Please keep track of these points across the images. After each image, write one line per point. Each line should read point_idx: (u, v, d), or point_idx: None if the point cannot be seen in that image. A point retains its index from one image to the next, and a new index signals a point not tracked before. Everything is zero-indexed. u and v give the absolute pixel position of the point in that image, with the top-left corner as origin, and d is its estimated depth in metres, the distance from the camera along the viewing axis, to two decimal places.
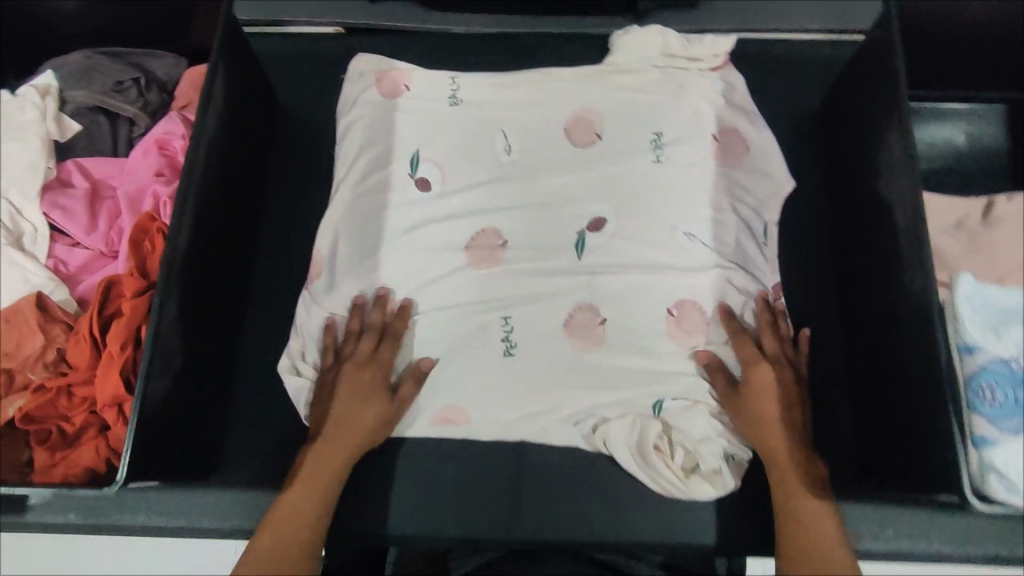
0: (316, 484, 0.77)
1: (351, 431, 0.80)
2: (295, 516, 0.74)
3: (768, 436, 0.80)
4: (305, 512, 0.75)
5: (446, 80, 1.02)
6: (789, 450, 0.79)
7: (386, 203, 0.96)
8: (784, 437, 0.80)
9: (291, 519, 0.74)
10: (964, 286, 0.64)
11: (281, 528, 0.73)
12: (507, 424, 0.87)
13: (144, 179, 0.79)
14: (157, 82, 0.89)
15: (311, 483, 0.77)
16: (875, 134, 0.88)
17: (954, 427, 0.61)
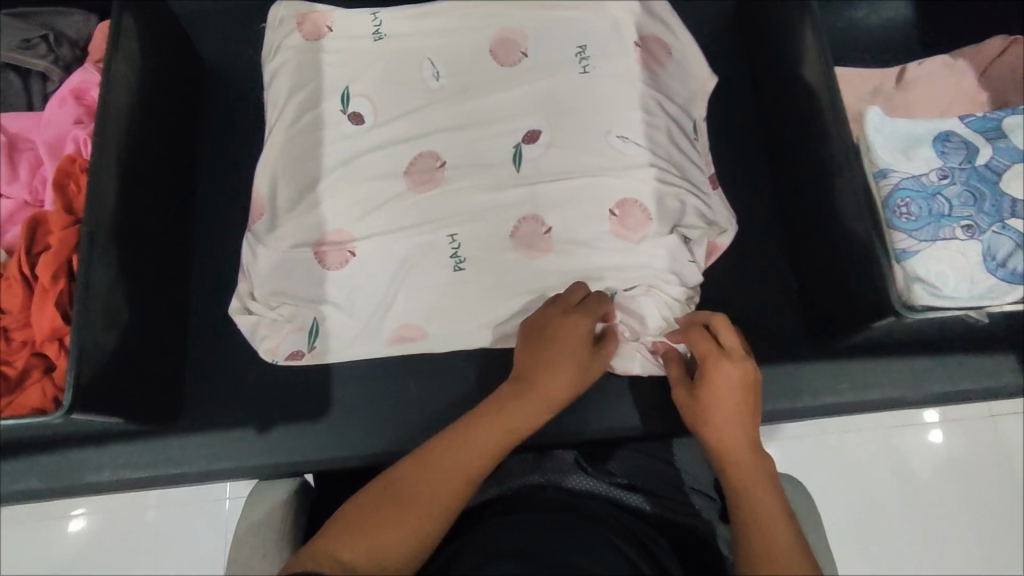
0: (475, 448, 0.63)
1: (545, 389, 0.69)
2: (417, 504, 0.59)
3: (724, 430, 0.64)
4: (461, 466, 0.61)
5: (367, 17, 0.99)
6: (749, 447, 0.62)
7: (321, 140, 0.93)
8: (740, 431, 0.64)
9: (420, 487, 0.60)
10: (873, 119, 0.67)
11: (394, 501, 0.59)
12: (465, 340, 0.87)
13: (64, 127, 0.78)
14: (68, 39, 0.87)
15: (466, 440, 0.63)
16: (787, 15, 0.90)
17: (878, 246, 0.63)
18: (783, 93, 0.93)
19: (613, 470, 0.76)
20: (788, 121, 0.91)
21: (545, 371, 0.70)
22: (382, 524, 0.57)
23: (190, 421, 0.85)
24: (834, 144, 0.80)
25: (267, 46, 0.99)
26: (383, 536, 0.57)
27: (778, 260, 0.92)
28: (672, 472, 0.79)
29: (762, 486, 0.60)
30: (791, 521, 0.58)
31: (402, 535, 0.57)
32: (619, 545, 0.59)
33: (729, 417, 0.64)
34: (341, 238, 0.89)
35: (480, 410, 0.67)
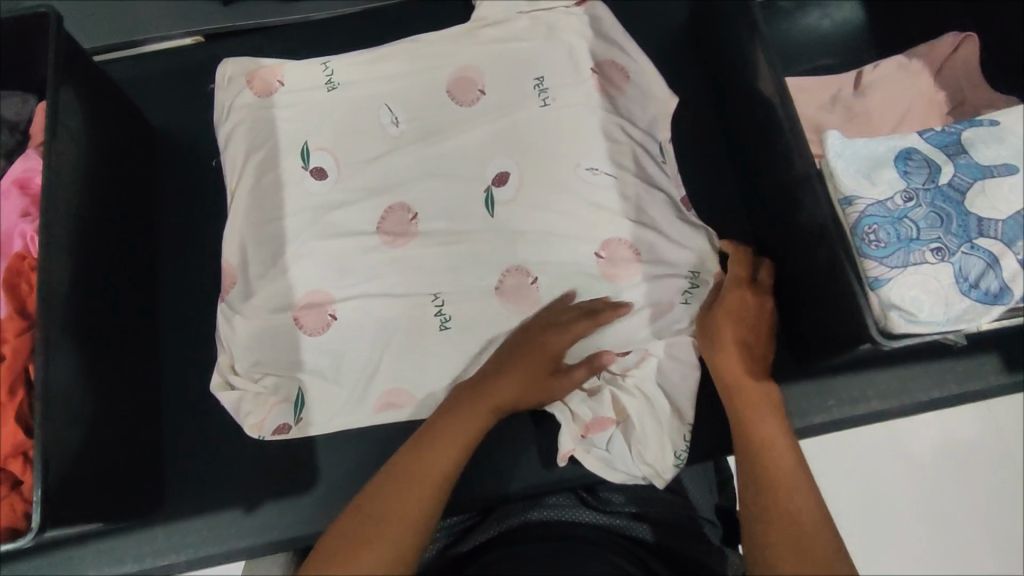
0: (431, 469, 0.68)
1: (510, 385, 0.77)
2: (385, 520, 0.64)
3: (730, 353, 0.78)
4: (420, 478, 0.67)
5: (318, 67, 0.97)
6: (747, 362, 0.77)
7: (282, 201, 0.90)
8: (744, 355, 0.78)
9: (381, 521, 0.64)
10: (833, 144, 0.67)
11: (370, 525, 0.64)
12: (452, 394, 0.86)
13: (10, 221, 0.75)
14: (7, 125, 0.84)
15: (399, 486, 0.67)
16: (740, 32, 0.90)
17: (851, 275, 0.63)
18: (744, 110, 0.92)
19: (612, 498, 0.82)
20: (752, 139, 0.91)
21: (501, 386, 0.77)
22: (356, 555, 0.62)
23: (174, 508, 0.83)
24: (797, 164, 0.79)
25: (218, 106, 0.97)
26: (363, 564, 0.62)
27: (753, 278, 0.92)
28: (681, 503, 0.82)
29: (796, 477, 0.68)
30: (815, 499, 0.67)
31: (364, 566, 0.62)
32: (613, 559, 0.65)
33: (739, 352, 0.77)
34: (320, 300, 0.87)
35: (440, 428, 0.72)
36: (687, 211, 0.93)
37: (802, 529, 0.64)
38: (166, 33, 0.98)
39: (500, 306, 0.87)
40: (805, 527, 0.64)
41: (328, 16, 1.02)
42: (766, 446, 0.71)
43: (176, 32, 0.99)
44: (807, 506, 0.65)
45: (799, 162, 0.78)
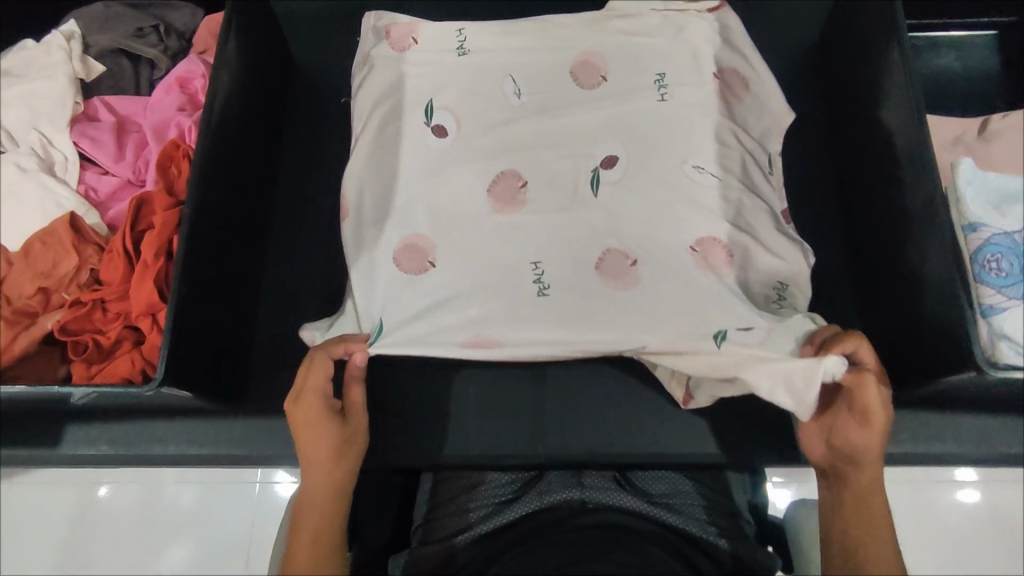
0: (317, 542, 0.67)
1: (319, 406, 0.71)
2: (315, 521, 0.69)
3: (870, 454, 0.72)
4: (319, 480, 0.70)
5: (452, 32, 0.99)
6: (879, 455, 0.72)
7: (400, 148, 0.94)
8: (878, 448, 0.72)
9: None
10: (964, 171, 0.67)
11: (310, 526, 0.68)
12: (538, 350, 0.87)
13: (169, 113, 0.82)
14: (176, 31, 0.92)
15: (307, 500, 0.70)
16: (876, 56, 0.89)
17: (967, 303, 0.65)
18: (861, 137, 0.92)
19: (651, 488, 0.80)
20: (868, 164, 0.91)
21: (329, 458, 0.70)
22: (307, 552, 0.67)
23: (252, 409, 0.86)
24: (915, 194, 0.79)
25: (357, 57, 1.01)
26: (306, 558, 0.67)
27: (841, 305, 0.92)
28: (719, 500, 0.81)
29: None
30: None
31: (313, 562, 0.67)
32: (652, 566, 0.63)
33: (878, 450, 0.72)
34: (423, 245, 0.91)
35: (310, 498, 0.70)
36: (786, 223, 0.93)
37: None
38: None
39: (589, 282, 0.88)
40: None
41: None
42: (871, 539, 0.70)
43: None
44: None
45: (918, 195, 0.78)
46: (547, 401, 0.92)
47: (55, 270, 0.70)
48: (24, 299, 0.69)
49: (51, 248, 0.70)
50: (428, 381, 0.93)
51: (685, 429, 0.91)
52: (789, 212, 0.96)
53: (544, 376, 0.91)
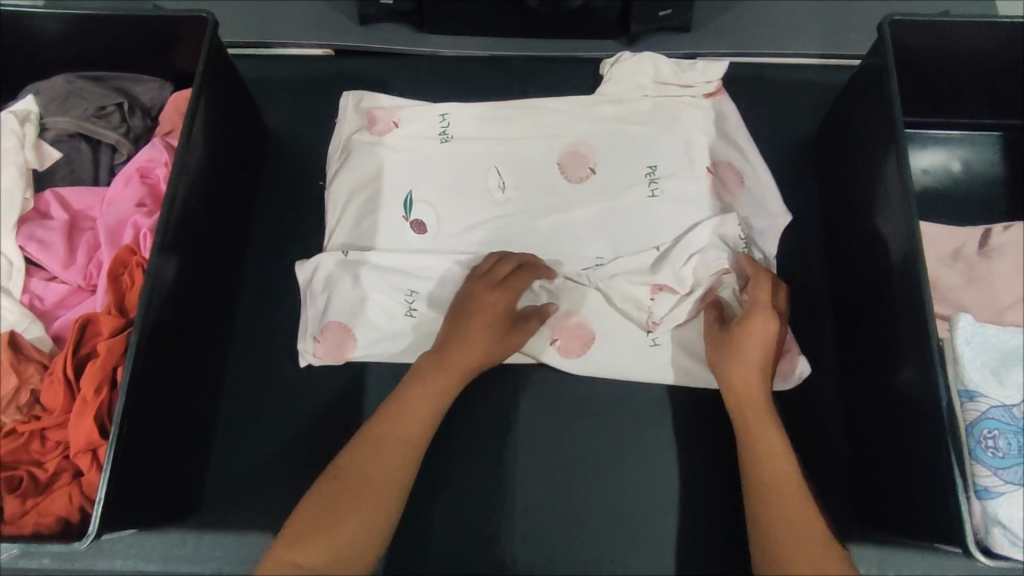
0: (389, 452, 0.72)
1: (479, 318, 0.81)
2: (402, 434, 0.74)
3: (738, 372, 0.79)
4: (430, 392, 0.77)
5: (435, 117, 0.98)
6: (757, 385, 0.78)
7: (378, 243, 0.92)
8: (755, 374, 0.78)
9: (371, 486, 0.70)
10: (964, 327, 0.66)
11: (398, 444, 0.73)
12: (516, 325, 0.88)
13: (125, 210, 0.77)
14: (141, 108, 0.87)
15: (410, 404, 0.76)
16: (872, 164, 0.85)
17: (960, 480, 0.62)
18: (856, 245, 0.88)
19: None
20: (863, 279, 0.86)
21: (478, 351, 0.80)
22: (386, 452, 0.72)
23: (206, 519, 0.82)
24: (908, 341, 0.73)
25: (334, 139, 0.98)
26: (384, 460, 0.71)
27: (829, 427, 0.87)
28: None
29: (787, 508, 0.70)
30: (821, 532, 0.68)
31: (388, 470, 0.71)
32: None
33: (756, 367, 0.78)
34: (342, 335, 0.87)
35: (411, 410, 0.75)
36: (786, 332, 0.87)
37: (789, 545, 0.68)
38: (302, 41, 1.02)
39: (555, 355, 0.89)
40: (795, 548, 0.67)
41: (458, 55, 1.05)
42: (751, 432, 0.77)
43: (312, 41, 1.02)
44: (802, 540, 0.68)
45: (913, 350, 0.72)
46: (517, 524, 0.85)
47: None
48: None
49: None
50: None
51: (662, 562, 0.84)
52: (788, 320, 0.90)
53: (515, 490, 0.87)
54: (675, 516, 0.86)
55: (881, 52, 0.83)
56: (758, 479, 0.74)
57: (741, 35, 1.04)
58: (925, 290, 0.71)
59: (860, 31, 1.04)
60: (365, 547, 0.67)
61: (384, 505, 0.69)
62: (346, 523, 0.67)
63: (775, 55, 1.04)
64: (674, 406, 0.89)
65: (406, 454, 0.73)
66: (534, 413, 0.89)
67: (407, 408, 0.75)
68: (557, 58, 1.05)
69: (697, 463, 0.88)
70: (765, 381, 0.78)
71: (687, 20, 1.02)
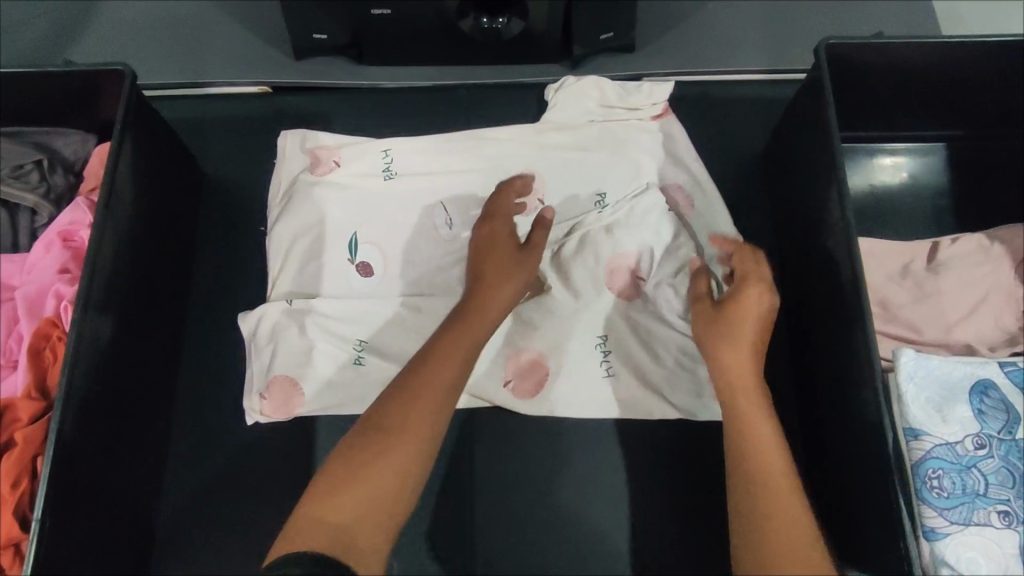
0: (416, 415, 0.65)
1: (514, 272, 0.78)
2: (437, 384, 0.67)
3: (729, 354, 0.73)
4: (467, 344, 0.71)
5: (377, 153, 0.95)
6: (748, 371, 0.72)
7: (322, 289, 0.89)
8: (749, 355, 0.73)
9: (401, 439, 0.64)
10: (907, 363, 0.65)
11: (432, 395, 0.67)
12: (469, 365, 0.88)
13: (47, 278, 0.74)
14: (62, 163, 0.83)
15: (445, 353, 0.70)
16: (815, 186, 0.84)
17: (908, 521, 0.62)
18: (806, 267, 0.88)
19: None
20: (812, 302, 0.85)
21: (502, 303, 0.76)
22: (418, 403, 0.66)
23: None
24: (854, 378, 0.72)
25: (274, 182, 0.95)
26: (419, 413, 0.65)
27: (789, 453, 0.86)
28: None
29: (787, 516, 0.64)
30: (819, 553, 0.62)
31: (422, 422, 0.65)
32: None
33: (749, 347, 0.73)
34: (288, 390, 0.84)
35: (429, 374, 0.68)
36: None
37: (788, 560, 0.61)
38: (235, 79, 0.98)
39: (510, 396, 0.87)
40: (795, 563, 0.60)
41: (399, 86, 1.02)
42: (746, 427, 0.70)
43: (245, 79, 0.98)
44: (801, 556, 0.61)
45: (859, 385, 0.71)
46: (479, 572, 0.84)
47: None
48: None
49: None
50: None
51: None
52: None
53: (476, 537, 0.85)
54: (641, 552, 0.84)
55: (817, 68, 0.82)
56: (749, 482, 0.67)
57: (687, 53, 1.03)
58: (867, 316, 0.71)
59: (805, 45, 1.03)
60: (399, 500, 0.63)
61: (417, 459, 0.64)
62: (379, 475, 0.63)
63: (721, 72, 1.03)
64: (633, 441, 0.88)
65: (441, 410, 0.67)
66: (492, 456, 0.88)
67: (444, 357, 0.69)
68: (501, 85, 1.03)
69: (659, 498, 0.86)
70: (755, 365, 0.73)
71: (630, 41, 1.01)
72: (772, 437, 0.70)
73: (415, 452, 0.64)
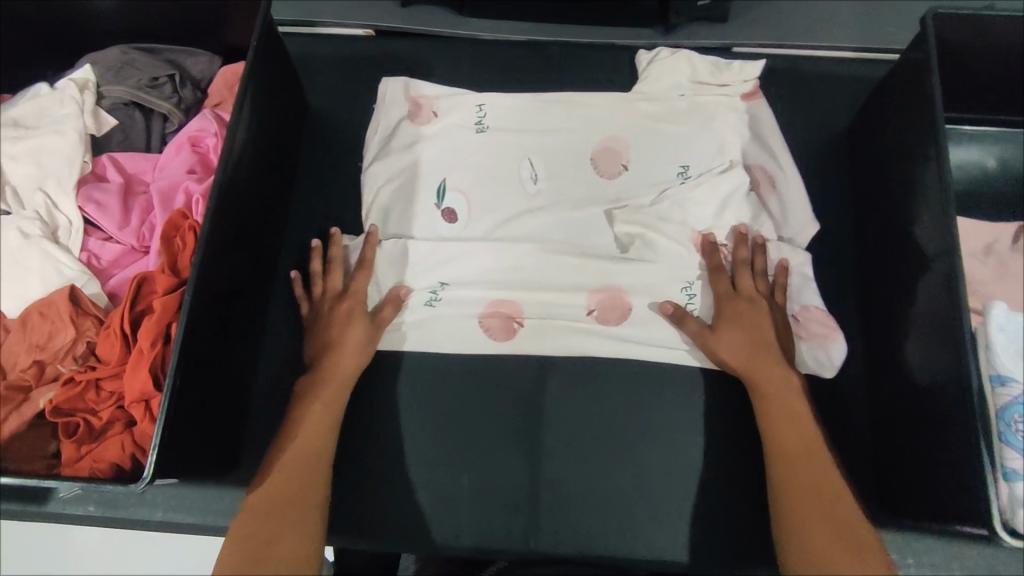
0: (331, 396, 0.82)
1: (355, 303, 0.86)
2: (340, 379, 0.83)
3: (740, 358, 0.83)
4: (353, 344, 0.84)
5: (472, 107, 0.99)
6: (763, 375, 0.82)
7: (414, 219, 0.94)
8: (761, 360, 0.82)
9: (313, 429, 0.79)
10: (999, 316, 0.71)
11: (320, 389, 0.82)
12: (549, 302, 0.91)
13: (177, 175, 0.80)
14: (191, 80, 0.90)
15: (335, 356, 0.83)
16: (906, 159, 0.85)
17: (990, 460, 0.66)
18: (887, 238, 0.88)
19: None
20: (892, 272, 0.86)
21: (352, 331, 0.85)
22: (320, 396, 0.81)
23: (243, 477, 0.85)
24: (933, 335, 0.75)
25: (373, 123, 0.99)
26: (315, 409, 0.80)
27: (856, 415, 0.87)
28: None
29: (812, 504, 0.74)
30: (849, 530, 0.71)
31: (318, 412, 0.80)
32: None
33: (754, 350, 0.83)
34: None
35: (348, 340, 0.84)
36: (802, 329, 0.88)
37: (815, 540, 0.71)
38: (344, 21, 1.05)
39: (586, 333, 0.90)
40: (821, 540, 0.71)
41: (495, 39, 1.06)
42: (764, 420, 0.81)
43: (353, 22, 1.05)
44: (825, 535, 0.71)
45: (936, 342, 0.74)
46: (543, 495, 0.87)
47: (50, 342, 0.68)
48: (20, 371, 0.68)
49: (49, 319, 0.68)
50: (424, 457, 0.88)
51: (687, 542, 0.85)
52: (824, 321, 0.88)
53: (544, 463, 0.88)
54: (703, 495, 0.86)
55: (923, 47, 0.82)
56: (780, 477, 0.77)
57: (779, 26, 1.05)
58: (958, 274, 0.72)
59: (899, 27, 1.04)
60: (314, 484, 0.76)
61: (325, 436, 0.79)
62: (297, 464, 0.76)
63: (812, 46, 1.04)
64: (704, 390, 0.90)
65: (338, 396, 0.82)
66: (563, 391, 0.90)
67: (339, 360, 0.83)
68: (594, 45, 1.06)
69: (724, 449, 0.88)
70: (771, 368, 0.82)
71: (725, 10, 1.03)
72: (796, 425, 0.79)
73: (320, 436, 0.79)
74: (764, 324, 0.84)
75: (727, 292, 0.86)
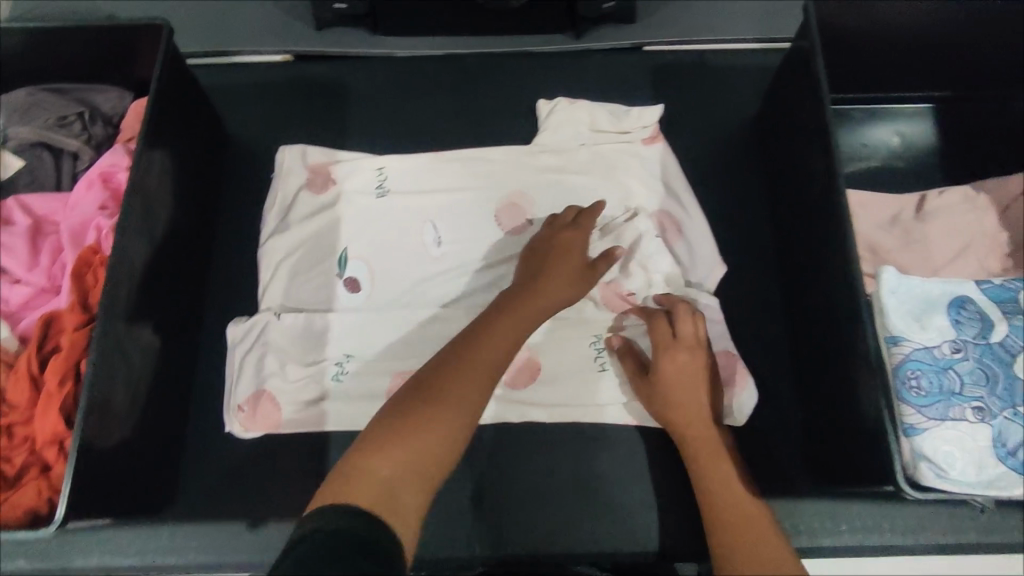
0: (482, 364, 0.67)
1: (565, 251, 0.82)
2: (490, 344, 0.69)
3: (673, 409, 0.80)
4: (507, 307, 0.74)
5: (372, 171, 0.96)
6: (693, 424, 0.80)
7: (338, 241, 0.93)
8: (691, 410, 0.80)
9: (451, 390, 0.63)
10: (889, 279, 0.73)
11: (468, 360, 0.67)
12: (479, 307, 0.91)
13: (88, 213, 0.79)
14: (102, 116, 0.89)
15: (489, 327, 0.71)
16: (804, 141, 0.89)
17: (891, 419, 0.69)
18: (797, 219, 0.91)
19: None
20: (804, 250, 0.89)
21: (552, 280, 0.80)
22: (461, 360, 0.66)
23: (178, 511, 0.83)
24: (840, 305, 0.78)
25: (271, 193, 0.96)
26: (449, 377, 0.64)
27: (783, 391, 0.90)
28: None
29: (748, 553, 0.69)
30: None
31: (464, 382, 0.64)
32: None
33: (688, 398, 0.80)
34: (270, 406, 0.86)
35: (535, 301, 0.77)
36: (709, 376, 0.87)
37: None
38: (259, 48, 1.05)
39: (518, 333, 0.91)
40: None
41: (412, 54, 1.08)
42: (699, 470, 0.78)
43: (268, 48, 1.05)
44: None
45: (843, 312, 0.77)
46: (487, 497, 0.87)
47: None
48: None
49: None
50: None
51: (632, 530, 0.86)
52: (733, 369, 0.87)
53: (486, 465, 0.88)
54: (644, 483, 0.88)
55: (809, 35, 0.86)
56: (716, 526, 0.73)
57: (685, 23, 1.08)
58: (854, 247, 0.75)
59: (797, 15, 1.09)
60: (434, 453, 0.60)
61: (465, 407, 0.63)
62: (415, 434, 0.60)
63: (717, 40, 1.08)
64: None
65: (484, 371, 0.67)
66: None
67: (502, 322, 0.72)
68: (509, 53, 1.09)
69: (661, 435, 0.89)
70: (700, 417, 0.80)
71: (631, 12, 1.06)
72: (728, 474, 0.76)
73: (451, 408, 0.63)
74: (697, 370, 0.81)
75: (665, 338, 0.83)
